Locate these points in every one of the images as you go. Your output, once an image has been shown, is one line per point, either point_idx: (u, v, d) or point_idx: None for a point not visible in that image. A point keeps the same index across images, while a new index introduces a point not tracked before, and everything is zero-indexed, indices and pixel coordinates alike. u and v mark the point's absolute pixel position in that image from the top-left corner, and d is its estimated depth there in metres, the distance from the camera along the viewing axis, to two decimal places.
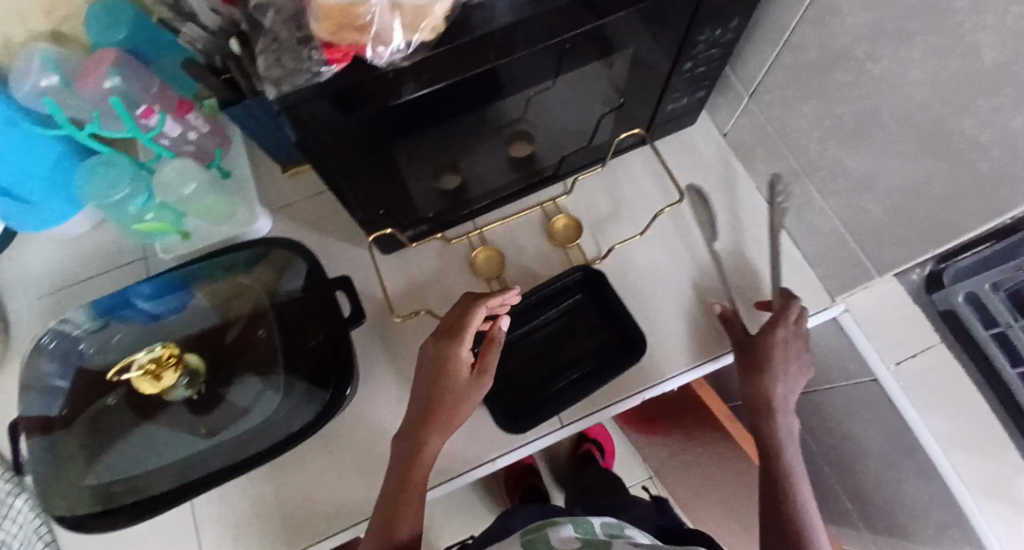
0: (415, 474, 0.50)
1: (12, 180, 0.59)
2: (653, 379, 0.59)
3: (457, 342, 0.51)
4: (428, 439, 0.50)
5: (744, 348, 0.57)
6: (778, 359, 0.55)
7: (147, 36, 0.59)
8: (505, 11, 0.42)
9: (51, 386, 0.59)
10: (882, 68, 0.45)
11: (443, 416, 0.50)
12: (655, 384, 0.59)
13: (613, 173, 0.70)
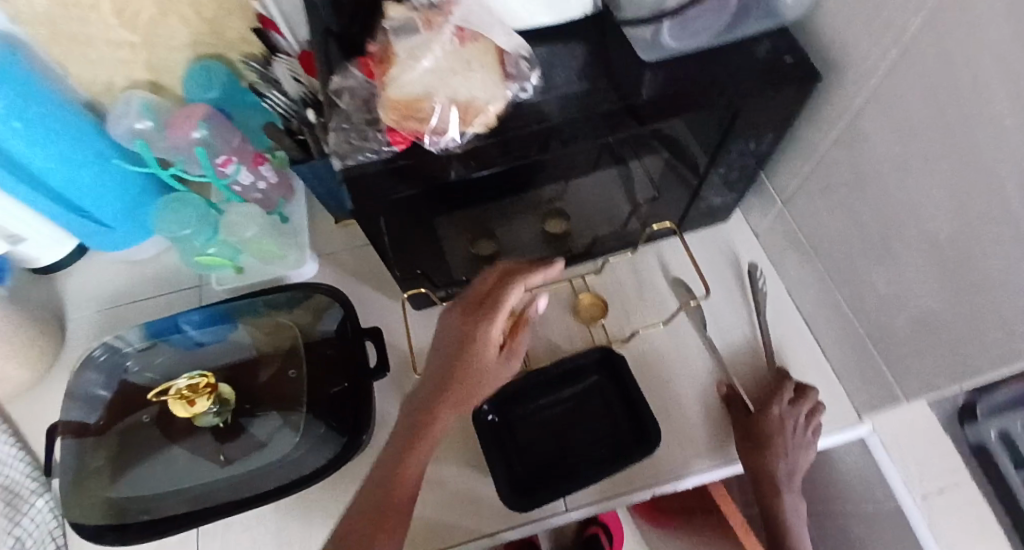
0: (419, 455, 0.46)
1: (96, 205, 0.65)
2: (665, 474, 0.58)
3: (489, 319, 0.46)
4: (439, 415, 0.46)
5: (747, 425, 0.59)
6: (778, 438, 0.58)
7: (234, 96, 0.67)
8: (552, 111, 0.49)
9: (92, 396, 0.63)
10: (910, 198, 0.48)
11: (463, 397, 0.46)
12: (667, 480, 0.58)
13: (643, 257, 0.72)
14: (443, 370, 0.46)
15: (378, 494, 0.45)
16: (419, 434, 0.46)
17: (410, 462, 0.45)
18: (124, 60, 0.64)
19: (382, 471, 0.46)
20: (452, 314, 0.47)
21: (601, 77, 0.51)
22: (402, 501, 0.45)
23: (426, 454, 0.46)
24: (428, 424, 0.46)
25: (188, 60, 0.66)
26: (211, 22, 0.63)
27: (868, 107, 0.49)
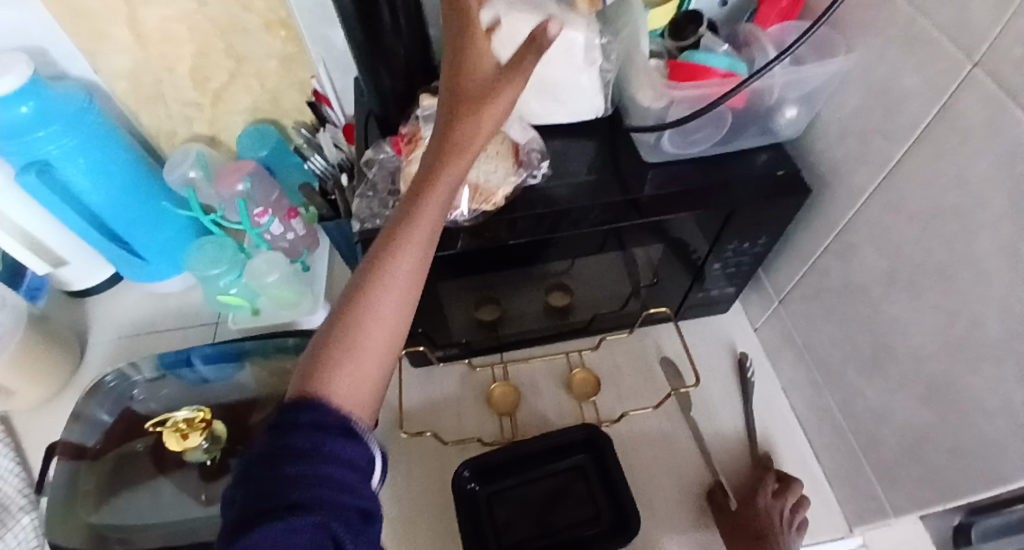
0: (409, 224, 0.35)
1: (140, 240, 0.71)
2: None
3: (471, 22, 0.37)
4: (441, 177, 0.36)
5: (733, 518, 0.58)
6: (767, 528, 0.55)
7: (280, 157, 0.73)
8: (561, 197, 0.55)
9: (96, 419, 0.66)
10: (896, 312, 0.50)
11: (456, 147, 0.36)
12: None
13: (640, 339, 0.74)
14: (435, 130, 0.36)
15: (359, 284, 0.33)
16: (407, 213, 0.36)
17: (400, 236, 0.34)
18: (190, 116, 0.72)
19: (363, 263, 0.35)
20: (447, 28, 0.39)
21: (610, 172, 0.57)
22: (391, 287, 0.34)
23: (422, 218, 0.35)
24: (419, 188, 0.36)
25: (246, 122, 0.74)
26: (272, 92, 0.71)
27: (858, 222, 0.52)
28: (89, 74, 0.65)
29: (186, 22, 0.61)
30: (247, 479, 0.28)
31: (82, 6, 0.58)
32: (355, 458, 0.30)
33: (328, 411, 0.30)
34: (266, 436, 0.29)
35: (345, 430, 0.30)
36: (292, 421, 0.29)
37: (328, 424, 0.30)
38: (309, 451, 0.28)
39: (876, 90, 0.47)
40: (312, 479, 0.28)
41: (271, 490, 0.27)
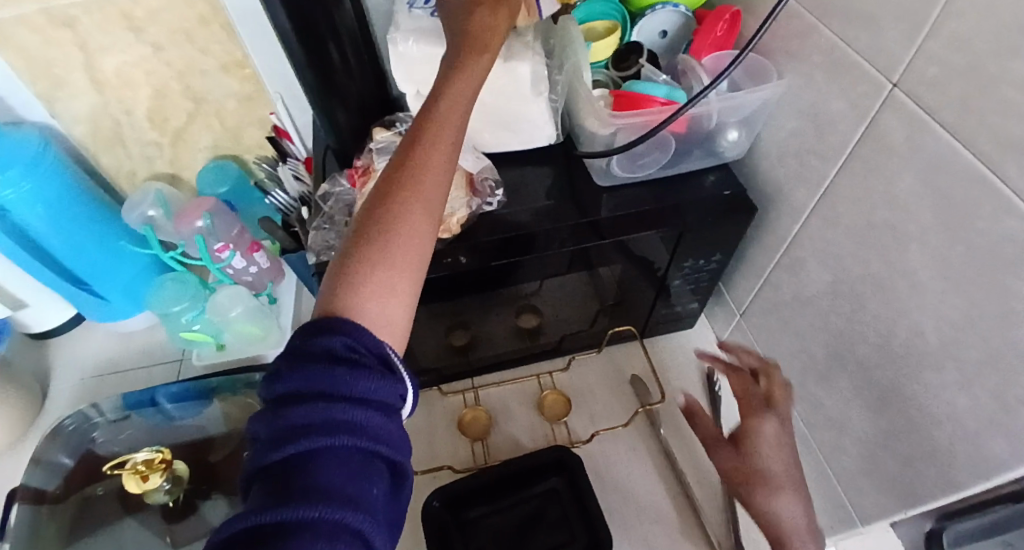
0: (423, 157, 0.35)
1: (99, 279, 0.70)
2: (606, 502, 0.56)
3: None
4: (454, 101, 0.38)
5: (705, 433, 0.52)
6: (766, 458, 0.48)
7: (242, 193, 0.74)
8: (515, 221, 0.56)
9: (56, 463, 0.64)
10: (845, 321, 0.51)
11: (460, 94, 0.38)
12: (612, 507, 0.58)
13: (609, 358, 0.74)
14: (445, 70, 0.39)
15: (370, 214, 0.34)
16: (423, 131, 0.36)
17: (412, 167, 0.35)
18: (151, 156, 0.72)
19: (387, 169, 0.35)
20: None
21: (565, 197, 0.58)
22: (409, 211, 0.34)
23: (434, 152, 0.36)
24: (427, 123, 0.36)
25: (208, 159, 0.74)
26: (233, 130, 0.71)
27: (803, 236, 0.54)
28: (48, 120, 0.65)
29: (144, 66, 0.62)
30: (274, 408, 0.28)
31: (38, 53, 0.58)
32: (386, 392, 0.29)
33: (357, 334, 0.29)
34: (288, 367, 0.28)
35: (375, 365, 0.29)
36: (318, 349, 0.29)
37: (354, 359, 0.28)
38: (335, 386, 0.27)
39: (807, 113, 0.50)
40: (339, 419, 0.27)
41: (299, 423, 0.27)
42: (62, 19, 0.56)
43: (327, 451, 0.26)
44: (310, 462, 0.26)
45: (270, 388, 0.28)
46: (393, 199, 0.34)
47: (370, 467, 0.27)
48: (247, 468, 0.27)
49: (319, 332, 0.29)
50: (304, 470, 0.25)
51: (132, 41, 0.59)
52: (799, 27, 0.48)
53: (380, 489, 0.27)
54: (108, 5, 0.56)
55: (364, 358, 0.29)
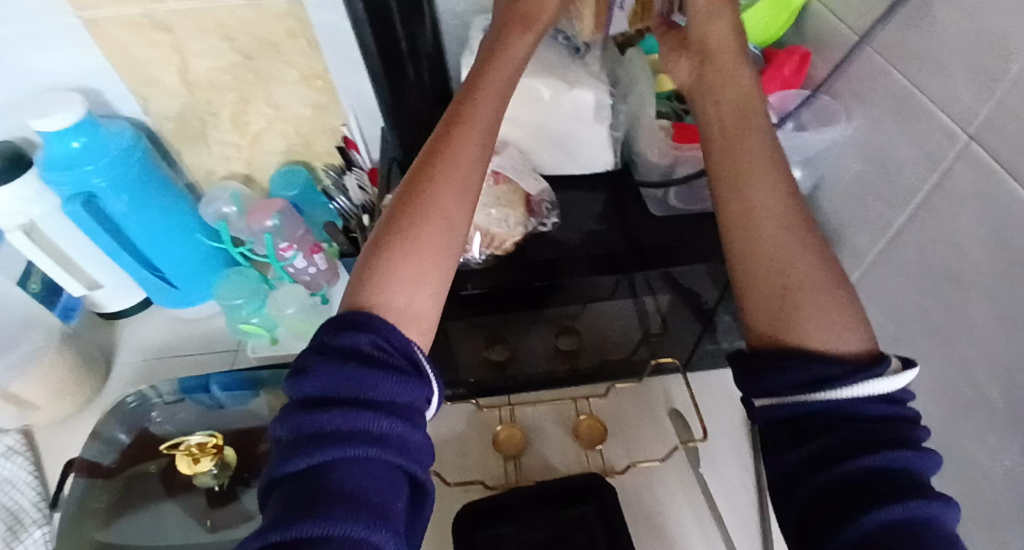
0: (449, 162, 0.39)
1: (170, 265, 0.74)
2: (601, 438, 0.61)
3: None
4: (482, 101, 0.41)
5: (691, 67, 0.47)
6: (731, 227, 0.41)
7: (309, 198, 0.77)
8: (565, 244, 0.57)
9: (112, 438, 0.68)
10: (902, 373, 0.49)
11: (488, 105, 0.41)
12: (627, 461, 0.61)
13: (648, 388, 0.73)
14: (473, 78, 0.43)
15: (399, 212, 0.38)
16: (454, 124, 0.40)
17: (438, 173, 0.38)
18: (228, 155, 0.76)
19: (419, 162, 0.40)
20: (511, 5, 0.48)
21: (618, 223, 0.58)
22: (431, 214, 0.37)
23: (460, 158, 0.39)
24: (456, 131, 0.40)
25: (279, 164, 0.78)
26: (306, 137, 0.75)
27: (862, 282, 0.53)
28: (139, 115, 0.70)
29: (231, 73, 0.67)
30: (304, 408, 0.30)
31: (138, 54, 0.64)
32: (409, 397, 0.31)
33: (386, 334, 0.33)
34: (317, 368, 0.31)
35: (403, 366, 0.32)
36: (346, 352, 0.31)
37: (383, 360, 0.31)
38: (363, 393, 0.30)
39: (874, 157, 0.49)
40: (365, 427, 0.29)
41: (328, 428, 0.29)
42: (162, 25, 0.61)
43: (355, 457, 0.28)
44: (339, 468, 0.28)
45: (300, 387, 0.31)
46: (419, 201, 0.38)
47: (394, 472, 0.30)
48: (275, 464, 0.30)
49: (348, 335, 0.32)
50: (332, 477, 0.28)
51: (223, 48, 0.64)
52: (871, 70, 0.48)
53: (403, 492, 0.30)
54: (205, 14, 0.61)
55: (390, 362, 0.32)
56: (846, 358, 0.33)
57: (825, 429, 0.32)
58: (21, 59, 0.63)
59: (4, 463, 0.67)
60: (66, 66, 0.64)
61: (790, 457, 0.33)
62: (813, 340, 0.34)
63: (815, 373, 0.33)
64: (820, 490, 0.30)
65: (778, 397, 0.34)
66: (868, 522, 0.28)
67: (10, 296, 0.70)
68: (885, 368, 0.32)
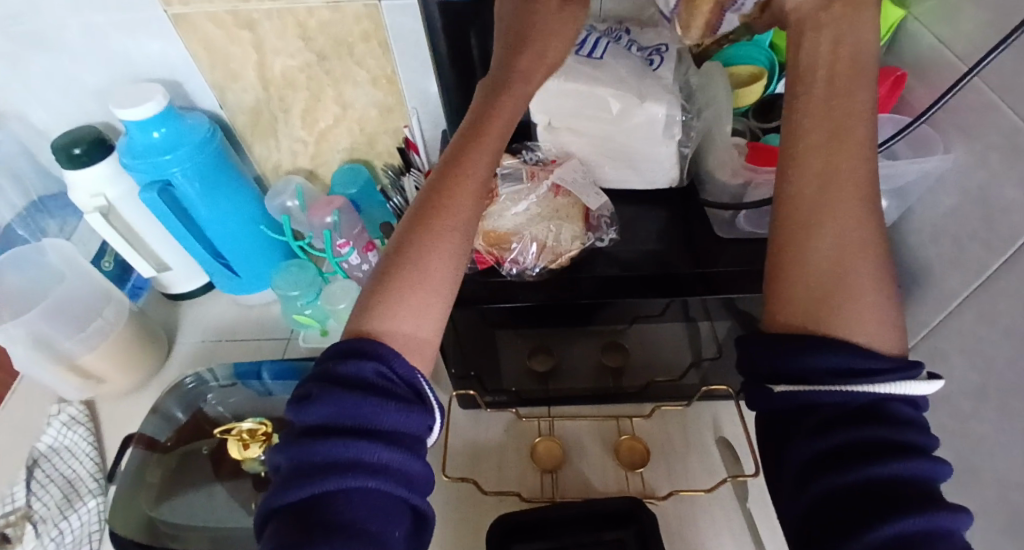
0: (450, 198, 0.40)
1: (233, 254, 0.77)
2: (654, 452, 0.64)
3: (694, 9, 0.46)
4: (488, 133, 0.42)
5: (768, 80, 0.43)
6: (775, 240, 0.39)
7: (367, 196, 0.78)
8: (622, 262, 0.55)
9: (170, 415, 0.71)
10: (989, 430, 0.46)
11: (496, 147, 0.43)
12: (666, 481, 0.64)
13: (696, 414, 0.70)
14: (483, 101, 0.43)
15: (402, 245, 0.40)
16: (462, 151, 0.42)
17: (441, 205, 0.40)
18: (296, 150, 0.78)
19: (429, 187, 0.41)
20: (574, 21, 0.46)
21: (681, 244, 0.56)
22: (432, 251, 0.39)
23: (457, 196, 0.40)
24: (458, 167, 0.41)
25: (343, 161, 0.80)
26: (370, 136, 0.76)
27: (949, 327, 0.49)
28: (216, 108, 0.73)
29: (306, 71, 0.69)
30: (310, 434, 0.34)
31: (221, 49, 0.66)
32: (409, 425, 0.35)
33: (388, 364, 0.36)
34: (321, 396, 0.34)
35: (403, 395, 0.35)
36: (353, 380, 0.34)
37: (384, 389, 0.35)
38: (366, 423, 0.33)
39: (973, 195, 0.46)
40: (363, 460, 0.32)
41: (334, 456, 0.33)
42: (245, 23, 0.63)
43: (358, 486, 0.32)
44: (344, 496, 0.32)
45: (305, 414, 0.34)
46: (426, 232, 0.40)
47: (393, 499, 0.33)
48: (279, 485, 0.34)
49: (352, 363, 0.35)
50: (337, 504, 0.32)
51: (299, 47, 0.66)
52: (978, 101, 0.44)
53: (403, 517, 0.34)
54: (285, 13, 0.63)
55: (391, 391, 0.35)
56: (885, 354, 0.34)
57: (858, 427, 0.33)
58: (115, 49, 0.67)
59: (67, 433, 0.71)
60: (153, 57, 0.68)
61: (813, 444, 0.33)
62: (858, 336, 0.35)
63: (852, 369, 0.34)
64: (850, 480, 0.32)
65: (808, 386, 0.34)
66: (907, 515, 0.29)
67: (85, 272, 0.73)
68: (916, 372, 0.33)
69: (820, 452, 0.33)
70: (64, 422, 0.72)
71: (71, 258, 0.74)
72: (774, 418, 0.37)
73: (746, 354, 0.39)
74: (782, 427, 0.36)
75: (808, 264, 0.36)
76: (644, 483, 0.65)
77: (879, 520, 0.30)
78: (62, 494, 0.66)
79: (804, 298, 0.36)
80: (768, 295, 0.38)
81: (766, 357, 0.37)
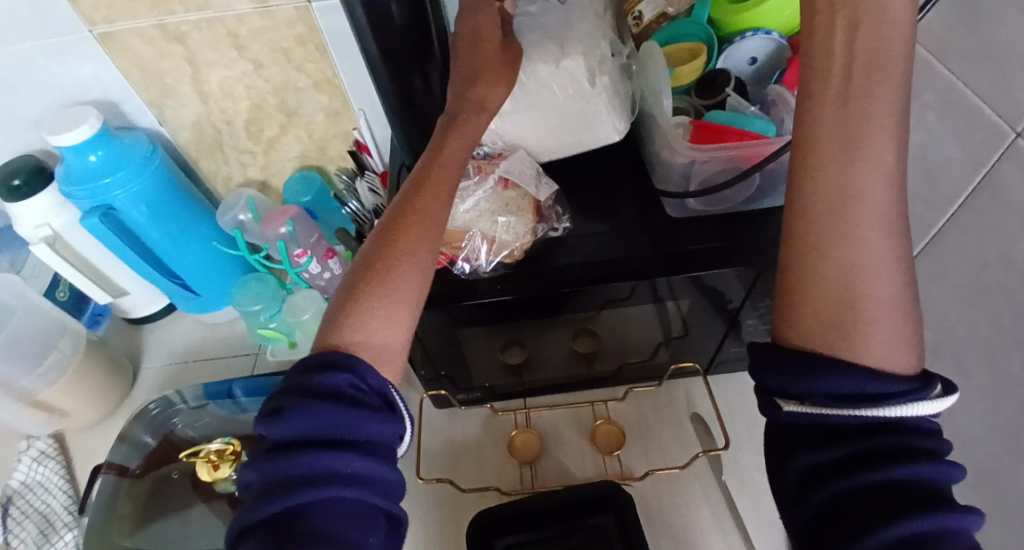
0: (423, 207, 0.41)
1: (192, 275, 0.76)
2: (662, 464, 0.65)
3: None
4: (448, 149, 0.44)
5: None
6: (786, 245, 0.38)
7: (323, 203, 0.76)
8: (576, 250, 0.55)
9: (139, 442, 0.70)
10: None
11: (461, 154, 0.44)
12: (658, 466, 0.65)
13: (669, 392, 0.71)
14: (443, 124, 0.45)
15: (374, 248, 0.40)
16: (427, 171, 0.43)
17: (406, 220, 0.41)
18: (245, 162, 0.77)
19: (395, 205, 0.42)
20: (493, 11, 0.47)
21: (636, 226, 0.56)
22: (401, 256, 0.40)
23: (428, 204, 0.41)
24: (429, 176, 0.42)
25: (295, 169, 0.78)
26: (319, 142, 0.75)
27: None
28: (156, 126, 0.71)
29: (244, 81, 0.67)
30: (284, 447, 0.33)
31: (152, 65, 0.64)
32: (383, 433, 0.34)
33: (362, 374, 0.35)
34: (294, 410, 0.33)
35: (377, 402, 0.35)
36: (326, 389, 0.34)
37: (358, 396, 0.34)
38: (341, 434, 0.33)
39: (912, 157, 0.46)
40: (342, 469, 0.32)
41: (308, 469, 0.32)
42: (175, 35, 0.61)
43: (336, 497, 0.32)
44: (321, 507, 0.31)
45: (277, 428, 0.33)
46: (390, 247, 0.40)
47: (370, 507, 0.33)
48: (250, 503, 0.33)
49: (326, 375, 0.34)
50: (317, 516, 0.31)
51: (236, 56, 0.64)
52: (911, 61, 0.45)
53: (378, 524, 0.34)
54: (215, 23, 0.61)
55: (366, 401, 0.35)
56: (899, 377, 0.33)
57: (865, 439, 0.33)
58: (42, 73, 0.64)
59: (37, 468, 0.69)
60: (83, 78, 0.65)
61: (817, 456, 0.34)
62: (866, 357, 0.34)
63: (863, 393, 0.33)
64: (853, 487, 0.32)
65: (814, 408, 0.34)
66: (912, 517, 0.30)
67: (35, 305, 0.71)
68: (930, 392, 0.32)
69: (823, 462, 0.34)
70: (33, 458, 0.69)
71: (20, 291, 0.71)
72: (781, 429, 0.37)
73: (754, 367, 0.39)
74: (787, 436, 0.36)
75: (820, 280, 0.35)
76: (625, 468, 0.66)
77: (881, 526, 0.30)
78: (39, 530, 0.64)
79: (819, 321, 0.35)
80: (782, 314, 0.37)
81: (785, 375, 0.36)
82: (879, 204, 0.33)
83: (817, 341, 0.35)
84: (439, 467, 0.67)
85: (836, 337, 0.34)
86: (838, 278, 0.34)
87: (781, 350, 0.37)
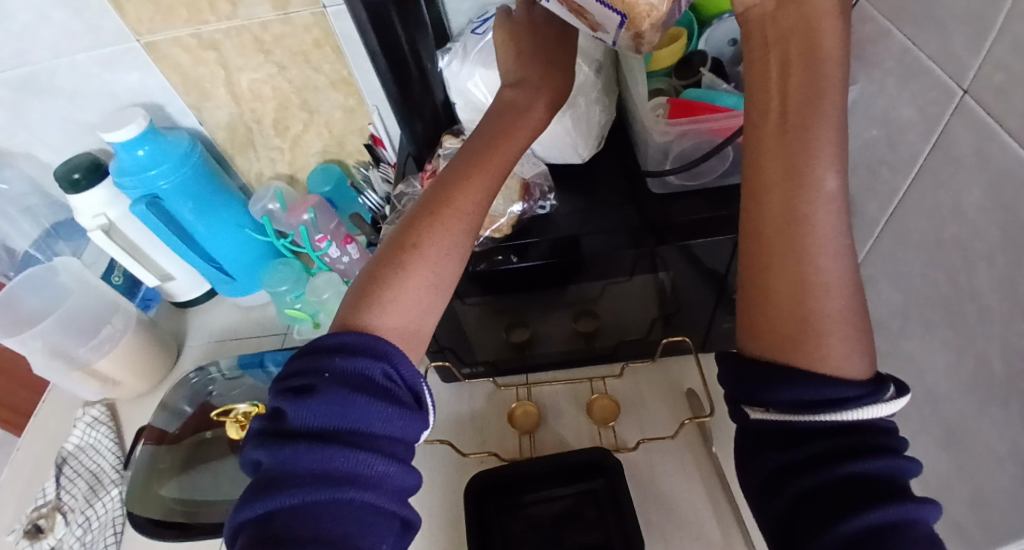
0: (471, 174, 0.40)
1: (229, 261, 0.84)
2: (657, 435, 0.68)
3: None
4: (510, 135, 0.43)
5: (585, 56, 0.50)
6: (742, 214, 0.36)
7: (342, 193, 0.83)
8: (564, 226, 0.59)
9: (178, 409, 0.78)
10: (913, 348, 0.48)
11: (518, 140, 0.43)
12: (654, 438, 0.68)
13: (666, 368, 0.74)
14: (498, 109, 0.45)
15: (413, 228, 0.39)
16: (486, 149, 0.42)
17: (454, 192, 0.40)
18: (274, 158, 0.84)
19: (450, 174, 0.41)
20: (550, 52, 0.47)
21: (626, 201, 0.59)
22: (443, 246, 0.38)
23: (474, 194, 0.40)
24: (474, 172, 0.40)
25: (318, 163, 0.85)
26: (339, 137, 0.82)
27: (874, 254, 0.52)
28: (196, 126, 0.79)
29: (270, 82, 0.74)
30: (306, 434, 0.32)
31: (191, 72, 0.72)
32: (405, 430, 0.34)
33: (397, 365, 0.35)
34: (319, 394, 0.32)
35: (406, 396, 0.34)
36: (358, 376, 0.33)
37: (389, 388, 0.34)
38: (368, 427, 0.32)
39: (881, 123, 0.47)
40: (361, 466, 0.31)
41: (329, 462, 0.31)
42: (208, 43, 0.69)
43: (354, 498, 0.31)
44: (336, 506, 0.31)
45: (301, 412, 0.32)
46: (436, 211, 0.39)
47: (383, 512, 0.32)
48: (261, 487, 0.32)
49: (359, 360, 0.34)
50: (328, 515, 0.30)
51: (262, 60, 0.71)
52: (874, 32, 0.46)
53: (391, 528, 0.32)
54: (243, 30, 0.68)
55: (395, 394, 0.34)
56: (849, 381, 0.32)
57: (824, 438, 0.31)
58: (98, 82, 0.74)
59: (90, 432, 0.78)
60: (131, 86, 0.74)
61: (780, 456, 0.33)
62: (814, 354, 0.32)
63: (818, 398, 0.32)
64: (812, 485, 0.31)
65: (778, 416, 0.33)
66: (867, 511, 0.29)
67: (91, 285, 0.80)
68: (883, 393, 0.31)
69: (783, 463, 0.33)
70: (88, 422, 0.79)
71: (80, 274, 0.80)
72: (747, 431, 0.36)
73: (720, 374, 0.37)
74: (751, 435, 0.35)
75: (773, 264, 0.33)
76: (623, 438, 0.68)
77: (840, 521, 0.29)
78: (88, 485, 0.73)
79: (781, 306, 0.33)
80: None
81: (748, 382, 0.34)
82: (809, 176, 0.32)
83: (774, 344, 0.34)
84: (444, 434, 0.72)
85: (792, 343, 0.33)
86: (782, 239, 0.33)
87: (743, 359, 0.35)
